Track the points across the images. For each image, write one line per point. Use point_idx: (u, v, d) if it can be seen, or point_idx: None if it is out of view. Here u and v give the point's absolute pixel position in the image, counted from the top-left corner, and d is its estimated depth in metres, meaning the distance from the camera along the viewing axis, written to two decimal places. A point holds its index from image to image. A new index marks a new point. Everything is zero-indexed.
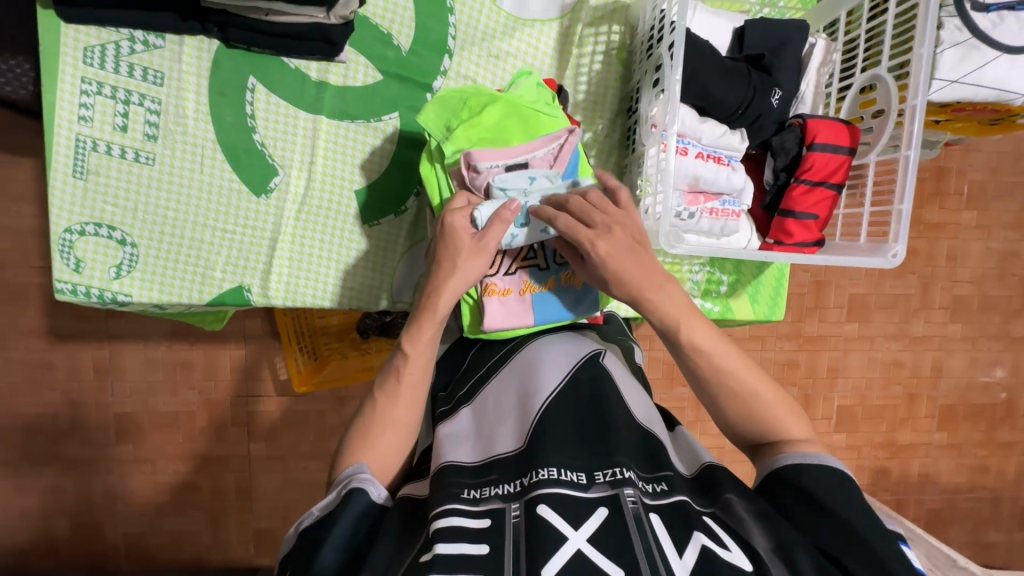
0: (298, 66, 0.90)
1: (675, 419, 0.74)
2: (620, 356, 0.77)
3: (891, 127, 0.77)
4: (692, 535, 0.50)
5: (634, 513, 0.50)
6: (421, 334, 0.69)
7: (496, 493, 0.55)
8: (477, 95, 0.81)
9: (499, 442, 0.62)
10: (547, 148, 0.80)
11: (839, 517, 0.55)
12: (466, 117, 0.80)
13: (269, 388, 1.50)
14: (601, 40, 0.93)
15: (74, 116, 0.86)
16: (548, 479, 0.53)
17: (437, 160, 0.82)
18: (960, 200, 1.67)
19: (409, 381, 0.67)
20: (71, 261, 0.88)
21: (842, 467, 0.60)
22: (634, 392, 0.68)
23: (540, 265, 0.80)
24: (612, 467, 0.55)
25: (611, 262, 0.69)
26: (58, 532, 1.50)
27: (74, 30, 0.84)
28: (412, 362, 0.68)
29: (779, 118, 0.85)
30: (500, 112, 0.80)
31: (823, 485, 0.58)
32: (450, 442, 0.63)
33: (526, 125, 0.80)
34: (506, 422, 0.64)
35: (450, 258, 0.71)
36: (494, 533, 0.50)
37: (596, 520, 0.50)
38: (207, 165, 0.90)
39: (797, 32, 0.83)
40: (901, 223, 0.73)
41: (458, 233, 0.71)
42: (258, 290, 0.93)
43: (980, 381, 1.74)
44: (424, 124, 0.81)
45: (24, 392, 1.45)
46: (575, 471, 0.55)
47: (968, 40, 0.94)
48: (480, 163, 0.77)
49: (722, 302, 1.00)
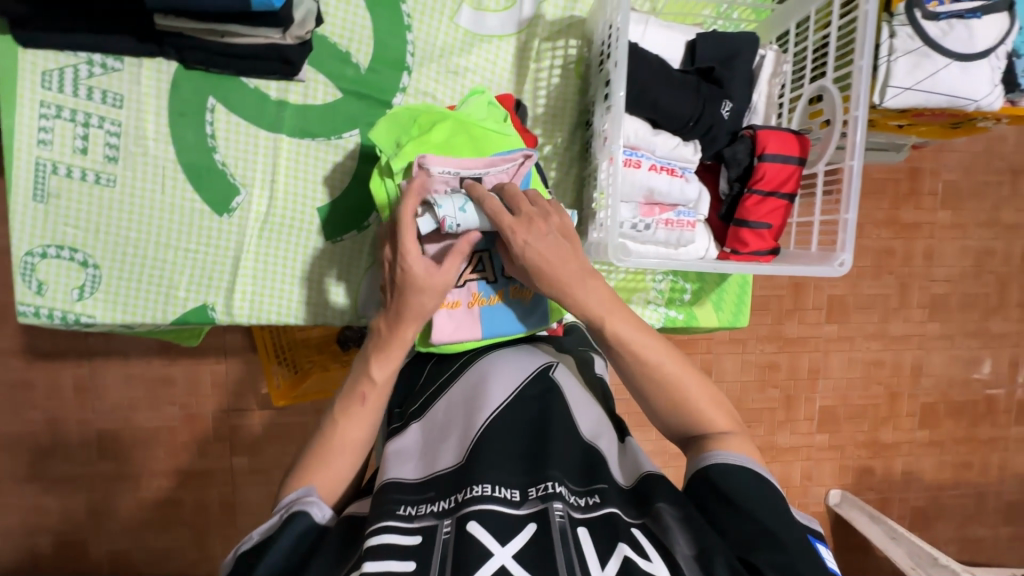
0: (257, 86, 0.90)
1: (627, 428, 0.74)
2: (575, 368, 0.78)
3: (835, 138, 0.78)
4: (615, 547, 0.52)
5: (560, 528, 0.51)
6: (389, 361, 0.70)
7: (431, 510, 0.56)
8: (427, 113, 0.83)
9: (442, 459, 0.62)
10: (501, 166, 0.80)
11: (756, 520, 0.57)
12: (416, 133, 0.82)
13: (250, 401, 1.50)
14: (558, 54, 0.95)
15: (34, 140, 0.87)
16: (482, 495, 0.54)
17: (387, 175, 0.82)
18: (935, 200, 1.69)
19: (373, 405, 0.68)
20: (33, 283, 0.88)
21: (761, 467, 0.62)
22: (585, 405, 0.70)
23: (488, 278, 0.82)
24: (544, 481, 0.56)
25: (528, 250, 0.70)
26: (42, 551, 1.49)
27: (32, 55, 0.85)
28: (377, 387, 0.69)
29: (731, 129, 0.85)
30: (449, 129, 0.82)
31: (743, 486, 0.59)
32: (395, 459, 0.64)
33: (474, 143, 0.82)
34: (450, 438, 0.65)
35: (415, 299, 0.70)
36: (423, 549, 0.51)
37: (524, 535, 0.51)
38: (168, 186, 0.91)
39: (747, 44, 0.84)
40: (847, 232, 0.75)
41: (419, 276, 0.69)
42: (222, 309, 0.93)
43: (960, 378, 1.75)
44: (375, 141, 0.83)
45: (4, 412, 1.45)
46: (509, 488, 0.56)
47: (920, 48, 0.96)
48: (432, 168, 0.77)
49: (686, 310, 1.01)
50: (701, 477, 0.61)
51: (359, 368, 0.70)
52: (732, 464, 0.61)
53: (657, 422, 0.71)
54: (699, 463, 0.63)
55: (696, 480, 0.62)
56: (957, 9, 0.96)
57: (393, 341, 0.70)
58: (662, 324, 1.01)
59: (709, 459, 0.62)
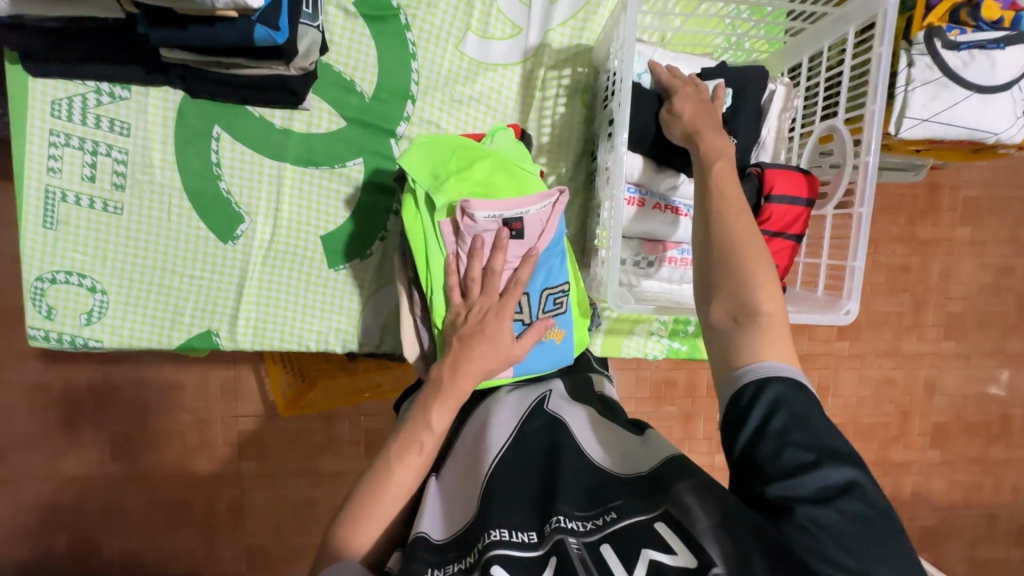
0: (263, 114, 0.91)
1: (644, 423, 0.72)
2: (568, 394, 0.80)
3: (846, 180, 0.76)
4: (641, 552, 0.51)
5: (579, 557, 0.52)
6: (448, 409, 0.71)
7: (457, 568, 0.56)
8: (465, 149, 0.82)
9: (465, 509, 0.63)
10: (542, 206, 0.80)
11: (791, 447, 0.51)
12: (454, 167, 0.81)
13: (259, 408, 1.52)
14: (564, 83, 0.94)
15: (43, 167, 0.88)
16: (498, 540, 0.55)
17: (424, 209, 0.82)
18: (954, 216, 1.64)
19: (427, 455, 0.68)
20: (43, 308, 0.89)
21: (794, 377, 0.54)
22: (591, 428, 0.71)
23: (523, 320, 0.82)
24: (554, 515, 0.57)
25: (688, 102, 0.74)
26: (57, 548, 1.53)
27: (42, 84, 0.86)
28: (434, 434, 0.69)
29: (738, 165, 0.83)
30: (489, 168, 0.81)
31: (785, 414, 0.52)
32: (425, 511, 0.64)
33: (515, 183, 0.81)
34: (467, 486, 0.66)
35: (489, 351, 0.75)
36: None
37: (548, 572, 0.52)
38: (173, 214, 0.91)
39: (756, 79, 0.81)
40: (854, 279, 0.73)
41: (505, 333, 0.77)
42: (226, 335, 0.94)
43: (975, 397, 1.72)
44: (409, 169, 0.82)
45: (22, 413, 1.49)
46: (525, 531, 0.57)
47: (939, 79, 0.92)
48: (478, 212, 0.77)
49: (690, 341, 1.00)
50: (739, 397, 0.54)
51: (419, 415, 0.70)
52: (775, 385, 0.53)
53: (697, 287, 0.62)
54: (743, 374, 0.55)
55: (732, 400, 0.55)
56: (980, 37, 0.92)
57: (454, 391, 0.72)
58: (664, 355, 1.00)
59: (751, 371, 0.55)
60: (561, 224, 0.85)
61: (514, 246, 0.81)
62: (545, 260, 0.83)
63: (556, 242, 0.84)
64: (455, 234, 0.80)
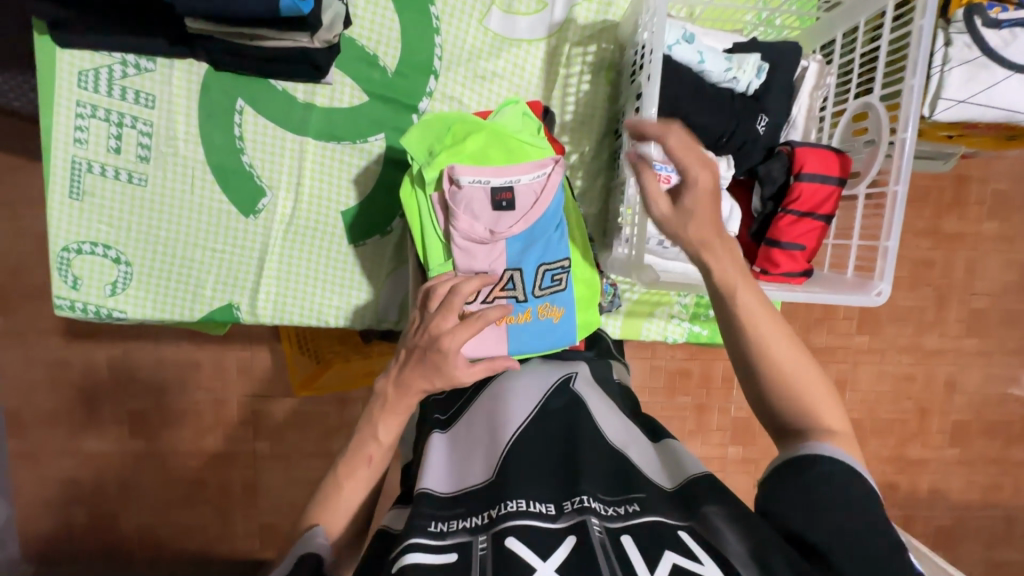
0: (286, 88, 0.91)
1: (665, 429, 0.73)
2: (592, 379, 0.78)
3: (880, 158, 0.74)
4: (664, 554, 0.51)
5: (600, 542, 0.52)
6: (391, 421, 0.70)
7: (463, 525, 0.56)
8: (461, 123, 0.82)
9: (472, 471, 0.63)
10: (534, 174, 0.80)
11: (835, 512, 0.54)
12: (449, 142, 0.81)
13: (276, 388, 1.53)
14: (588, 59, 0.92)
15: (70, 138, 0.88)
16: (516, 511, 0.55)
17: (418, 185, 0.81)
18: (982, 210, 1.60)
19: (377, 465, 0.69)
20: (69, 278, 0.91)
21: (845, 458, 0.57)
22: (609, 415, 0.71)
23: (517, 297, 0.81)
24: (578, 495, 0.57)
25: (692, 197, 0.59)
26: (77, 521, 1.57)
27: (69, 54, 0.86)
28: (383, 446, 0.69)
29: (767, 145, 0.82)
30: (484, 141, 0.81)
31: (836, 487, 0.55)
32: (428, 465, 0.65)
33: (510, 153, 0.81)
34: (477, 451, 0.66)
35: (433, 377, 0.69)
36: (459, 567, 0.51)
37: (563, 549, 0.51)
38: (197, 186, 0.92)
39: (786, 55, 0.80)
40: (887, 260, 0.71)
41: (451, 363, 0.68)
42: (247, 309, 0.94)
43: (996, 396, 1.68)
44: (408, 147, 0.82)
45: (46, 388, 1.52)
46: (543, 502, 0.57)
47: (978, 58, 0.89)
48: (462, 177, 0.78)
49: (711, 325, 0.99)
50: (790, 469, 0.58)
51: (364, 429, 0.70)
52: (828, 461, 0.56)
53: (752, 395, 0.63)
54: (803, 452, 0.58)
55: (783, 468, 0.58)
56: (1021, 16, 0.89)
57: (401, 403, 0.70)
58: (684, 338, 0.99)
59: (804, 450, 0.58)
60: (560, 200, 0.82)
61: (506, 217, 0.80)
62: (535, 234, 0.81)
63: (552, 213, 0.82)
64: (445, 208, 0.80)
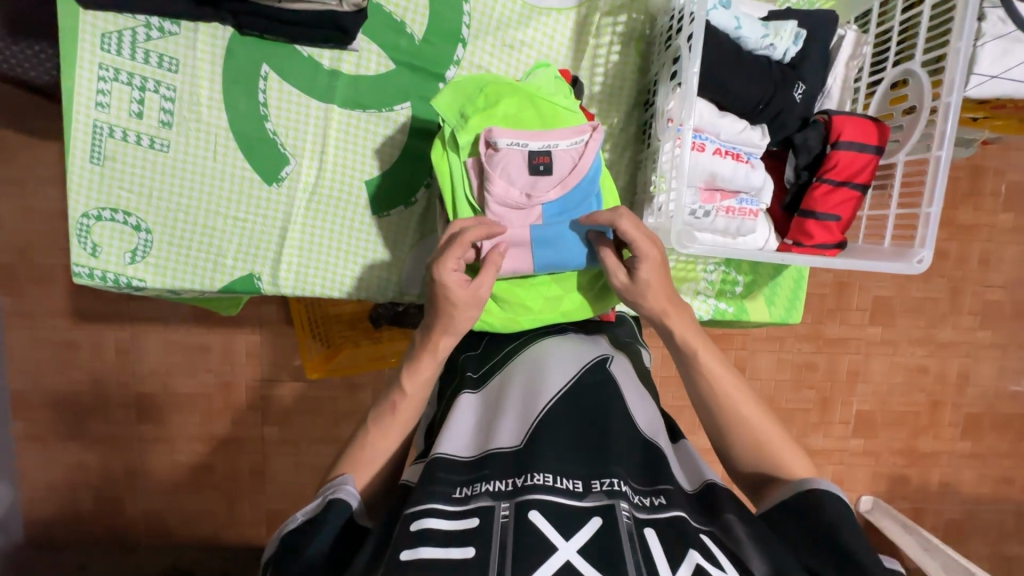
0: (311, 54, 0.89)
1: (679, 429, 0.72)
2: (634, 370, 0.73)
3: (923, 125, 0.75)
4: (686, 553, 0.49)
5: (627, 529, 0.49)
6: (420, 371, 0.70)
7: (487, 489, 0.54)
8: (495, 85, 0.81)
9: (498, 436, 0.60)
10: (572, 140, 0.78)
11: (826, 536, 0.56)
12: (481, 105, 0.80)
13: (285, 373, 1.45)
14: (618, 29, 0.91)
15: (92, 101, 0.87)
16: (541, 485, 0.52)
17: (451, 148, 0.80)
18: (996, 201, 1.53)
19: (402, 416, 0.69)
20: (88, 245, 0.89)
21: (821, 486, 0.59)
22: (640, 401, 0.67)
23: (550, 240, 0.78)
24: (608, 477, 0.54)
25: (651, 273, 0.71)
26: (81, 505, 1.48)
27: (92, 16, 0.85)
28: (409, 399, 0.70)
29: (802, 114, 0.82)
30: (517, 103, 0.80)
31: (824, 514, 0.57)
32: (449, 430, 0.63)
33: (546, 117, 0.80)
34: (507, 415, 0.62)
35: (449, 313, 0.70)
36: (479, 535, 0.49)
37: (587, 531, 0.49)
38: (220, 153, 0.90)
39: (824, 25, 0.81)
40: (928, 227, 0.72)
41: (449, 289, 0.69)
42: (268, 280, 0.93)
43: (1009, 391, 1.60)
44: (438, 109, 0.81)
45: (48, 369, 1.43)
46: (571, 479, 0.54)
47: (1012, 33, 0.86)
48: (499, 140, 0.76)
49: (737, 303, 0.97)
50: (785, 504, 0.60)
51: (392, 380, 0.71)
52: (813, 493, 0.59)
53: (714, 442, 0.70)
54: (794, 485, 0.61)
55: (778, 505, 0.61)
56: None
57: (427, 348, 0.71)
58: (710, 316, 0.97)
59: (792, 485, 0.61)
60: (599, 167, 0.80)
61: (543, 181, 0.77)
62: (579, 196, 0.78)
63: (590, 181, 0.78)
64: (480, 172, 0.77)
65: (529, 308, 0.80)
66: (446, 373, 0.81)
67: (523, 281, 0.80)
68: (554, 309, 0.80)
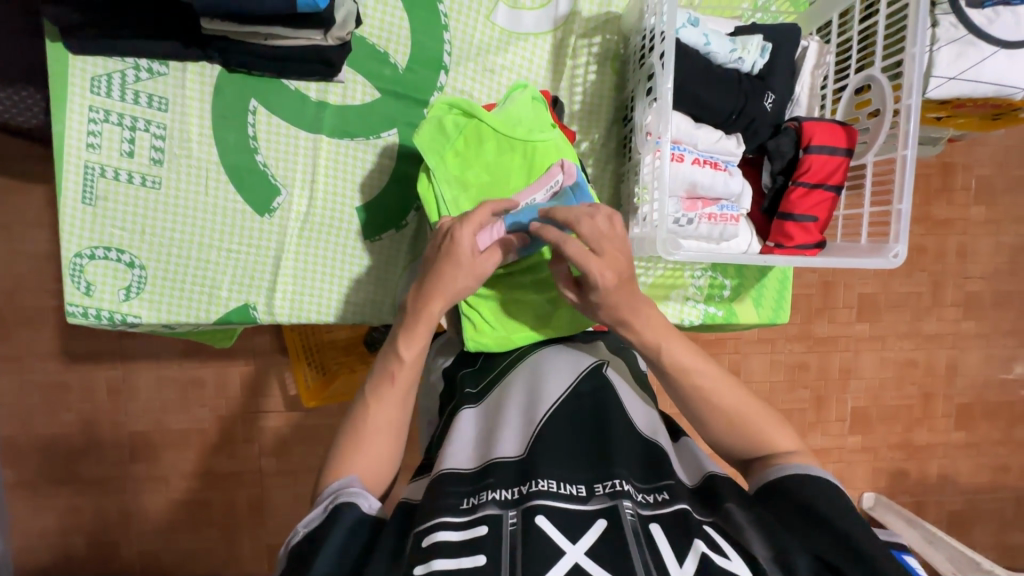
0: (298, 87, 0.92)
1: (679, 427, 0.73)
2: (631, 373, 0.75)
3: (887, 128, 0.79)
4: (692, 544, 0.50)
5: (633, 526, 0.51)
6: (415, 338, 0.71)
7: (493, 498, 0.55)
8: (473, 124, 0.82)
9: (501, 447, 0.61)
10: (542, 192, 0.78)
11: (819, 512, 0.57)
12: (461, 147, 0.83)
13: (279, 403, 1.44)
14: (593, 50, 0.95)
15: (83, 143, 0.88)
16: (545, 490, 0.53)
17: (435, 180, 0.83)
18: (968, 195, 1.58)
19: (400, 386, 0.70)
20: (82, 284, 0.89)
21: (802, 469, 0.62)
22: (636, 402, 0.68)
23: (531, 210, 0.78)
24: (611, 478, 0.55)
25: (601, 298, 0.70)
26: (75, 551, 1.44)
27: (82, 61, 0.86)
28: (406, 366, 0.70)
29: (774, 122, 0.86)
30: (496, 147, 0.82)
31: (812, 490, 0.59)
32: (453, 444, 0.63)
33: (524, 154, 0.82)
34: (508, 425, 0.63)
35: (452, 274, 0.71)
36: (489, 543, 0.50)
37: (593, 533, 0.50)
38: (211, 187, 0.92)
39: (788, 37, 0.85)
40: (901, 223, 0.76)
41: (461, 250, 0.70)
42: (263, 309, 0.94)
43: (997, 378, 1.63)
44: (419, 146, 0.83)
45: (39, 413, 1.40)
46: (573, 483, 0.55)
47: (964, 37, 0.90)
48: None
49: (725, 306, 1.00)
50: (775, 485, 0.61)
51: (389, 347, 0.72)
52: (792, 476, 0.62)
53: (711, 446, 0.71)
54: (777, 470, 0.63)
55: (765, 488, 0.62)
56: None
57: (420, 320, 0.71)
58: (700, 320, 0.99)
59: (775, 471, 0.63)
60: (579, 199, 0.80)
61: None
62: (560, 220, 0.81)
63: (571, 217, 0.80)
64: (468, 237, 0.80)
65: (519, 325, 0.81)
66: (444, 390, 0.81)
67: (507, 300, 0.82)
68: (545, 322, 0.82)
